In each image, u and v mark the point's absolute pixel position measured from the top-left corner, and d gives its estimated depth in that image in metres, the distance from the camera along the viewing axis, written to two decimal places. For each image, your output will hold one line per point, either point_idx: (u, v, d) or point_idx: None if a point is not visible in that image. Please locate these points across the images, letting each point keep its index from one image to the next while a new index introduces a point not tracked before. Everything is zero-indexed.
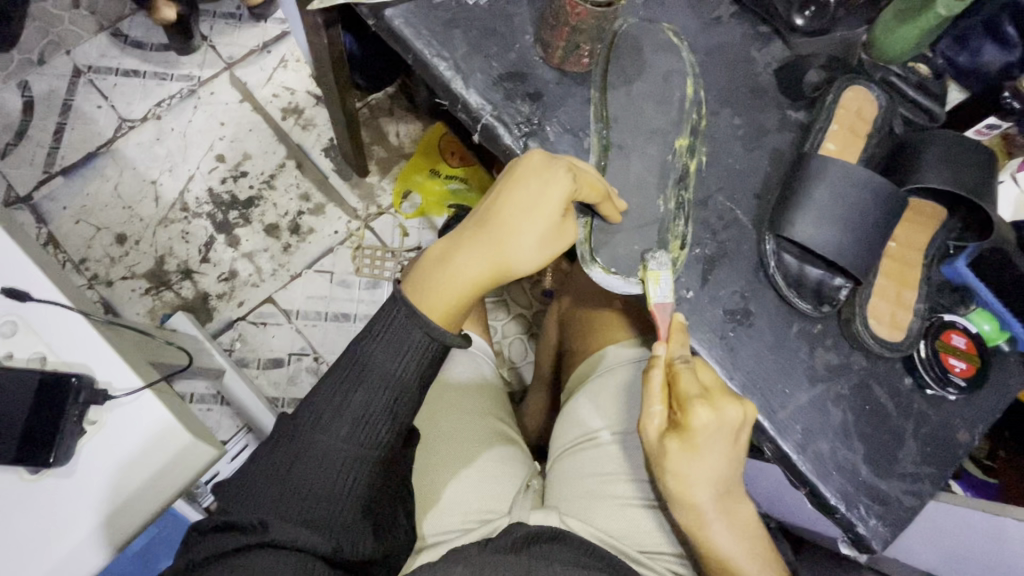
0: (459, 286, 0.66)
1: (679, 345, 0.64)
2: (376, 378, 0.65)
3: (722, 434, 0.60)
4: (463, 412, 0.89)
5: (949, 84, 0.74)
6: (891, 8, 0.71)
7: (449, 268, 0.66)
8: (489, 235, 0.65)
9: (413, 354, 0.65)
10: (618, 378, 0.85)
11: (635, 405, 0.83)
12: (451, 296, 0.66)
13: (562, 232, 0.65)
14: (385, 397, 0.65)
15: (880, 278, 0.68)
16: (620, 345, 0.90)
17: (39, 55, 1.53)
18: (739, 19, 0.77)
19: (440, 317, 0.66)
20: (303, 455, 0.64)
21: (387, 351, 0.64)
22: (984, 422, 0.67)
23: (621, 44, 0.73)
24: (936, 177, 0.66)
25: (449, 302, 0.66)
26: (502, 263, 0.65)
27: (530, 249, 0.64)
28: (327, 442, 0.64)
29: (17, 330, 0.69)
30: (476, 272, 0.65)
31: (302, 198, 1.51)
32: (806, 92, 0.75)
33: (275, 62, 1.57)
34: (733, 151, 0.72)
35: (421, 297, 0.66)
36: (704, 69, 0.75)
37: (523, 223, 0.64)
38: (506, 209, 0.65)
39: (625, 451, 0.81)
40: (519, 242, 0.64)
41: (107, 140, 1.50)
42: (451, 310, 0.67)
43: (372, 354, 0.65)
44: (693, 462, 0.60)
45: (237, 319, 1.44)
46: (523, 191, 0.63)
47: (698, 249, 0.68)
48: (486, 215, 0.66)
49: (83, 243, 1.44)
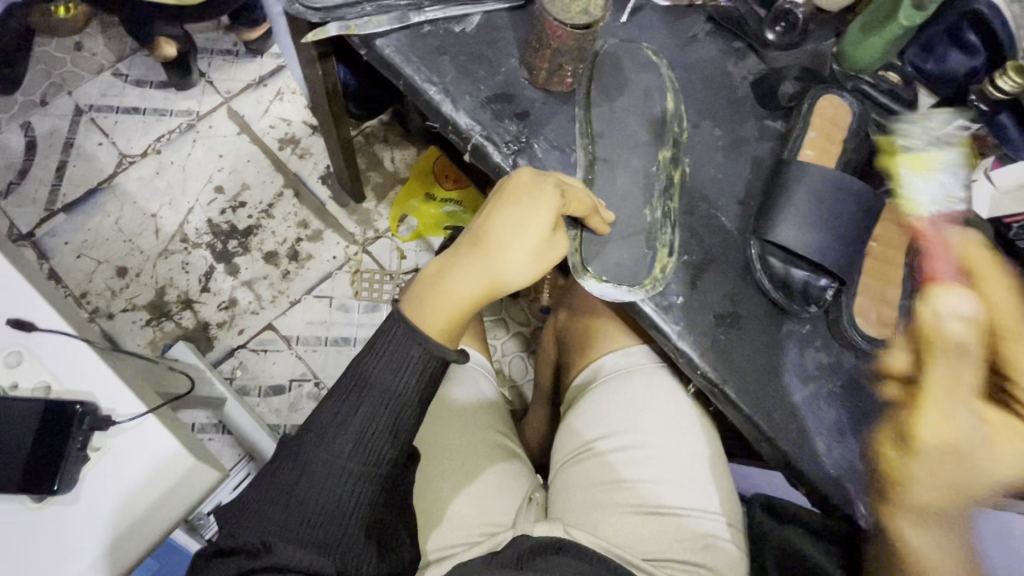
0: (455, 302, 0.67)
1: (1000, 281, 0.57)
2: (378, 395, 0.65)
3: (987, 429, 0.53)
4: (465, 428, 0.90)
5: (919, 90, 0.78)
6: (857, 22, 0.76)
7: (445, 285, 0.67)
8: (484, 252, 0.67)
9: (413, 370, 0.66)
10: (616, 388, 0.87)
11: (632, 413, 0.84)
12: (448, 311, 0.67)
13: (556, 245, 0.67)
14: (388, 414, 0.65)
15: (863, 277, 0.69)
16: (616, 353, 0.91)
17: (41, 96, 1.57)
18: (714, 36, 0.80)
19: (439, 332, 0.67)
20: (306, 475, 0.64)
21: (387, 369, 0.65)
22: None
23: (603, 64, 0.76)
24: (912, 177, 0.68)
25: (447, 318, 0.67)
26: (498, 277, 0.66)
27: (523, 264, 0.66)
28: (331, 461, 0.65)
29: (22, 360, 0.70)
30: (472, 287, 0.67)
31: (301, 225, 1.53)
32: (782, 102, 0.78)
33: (271, 95, 1.62)
34: (716, 161, 0.75)
35: (418, 314, 0.67)
36: (683, 84, 0.78)
37: (515, 238, 0.65)
38: (498, 226, 0.66)
39: (625, 460, 0.82)
40: (512, 257, 0.65)
41: (108, 176, 1.53)
42: (447, 326, 0.68)
43: (372, 372, 0.65)
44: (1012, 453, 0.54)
45: (238, 347, 1.45)
46: (513, 209, 0.65)
47: (686, 256, 0.70)
48: (480, 231, 0.67)
49: (84, 277, 1.46)
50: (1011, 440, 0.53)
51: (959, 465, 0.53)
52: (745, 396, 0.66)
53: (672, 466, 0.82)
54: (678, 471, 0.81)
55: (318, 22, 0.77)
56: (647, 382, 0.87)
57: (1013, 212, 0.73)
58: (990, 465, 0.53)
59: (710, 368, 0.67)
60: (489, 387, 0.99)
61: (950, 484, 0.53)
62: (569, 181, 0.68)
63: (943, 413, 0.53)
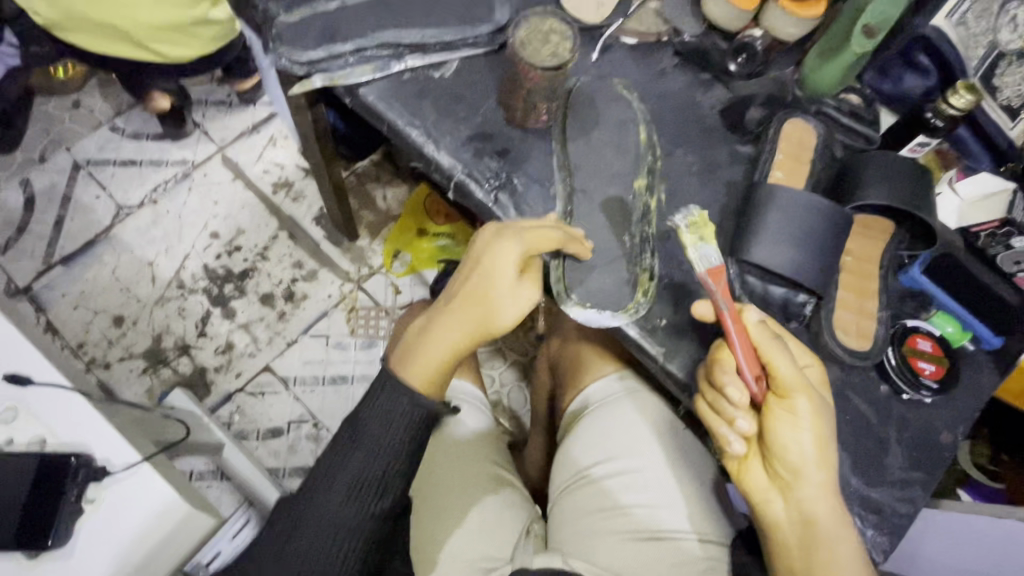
0: (438, 354, 0.68)
1: (751, 310, 0.64)
2: (368, 449, 0.66)
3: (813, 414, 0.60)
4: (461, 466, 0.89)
5: (880, 111, 0.83)
6: (815, 49, 0.81)
7: (429, 339, 0.69)
8: (465, 300, 0.69)
9: (402, 424, 0.67)
10: (603, 415, 0.88)
11: (626, 437, 0.85)
12: (436, 364, 0.69)
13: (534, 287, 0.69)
14: (377, 468, 0.66)
15: (841, 291, 0.70)
16: (608, 378, 0.92)
17: (41, 154, 1.62)
18: (682, 69, 0.85)
19: (430, 386, 0.69)
20: (297, 532, 0.65)
21: (376, 422, 0.67)
22: (966, 422, 0.68)
23: (577, 100, 0.80)
24: (877, 193, 0.71)
25: (436, 369, 0.69)
26: (483, 325, 0.68)
27: (506, 308, 0.68)
28: (325, 517, 0.65)
29: (18, 416, 0.70)
30: (456, 337, 0.68)
31: (296, 266, 1.56)
32: (750, 127, 0.81)
33: (264, 142, 1.67)
34: (691, 186, 0.78)
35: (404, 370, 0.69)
36: (654, 115, 0.82)
37: (493, 284, 0.67)
38: (476, 275, 0.69)
39: (621, 485, 0.82)
40: (493, 303, 0.68)
41: (106, 227, 1.56)
42: (436, 378, 0.69)
43: (362, 425, 0.67)
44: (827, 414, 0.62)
45: (236, 391, 1.46)
46: (488, 256, 0.68)
47: (666, 280, 0.73)
48: (461, 283, 0.70)
49: (82, 327, 1.48)
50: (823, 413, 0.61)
51: (818, 437, 0.60)
52: None
53: (670, 487, 0.82)
54: (671, 495, 0.81)
55: (304, 74, 0.82)
56: (639, 405, 0.87)
57: (982, 222, 0.74)
58: (814, 441, 0.60)
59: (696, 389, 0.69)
60: (485, 418, 0.98)
61: (817, 450, 0.60)
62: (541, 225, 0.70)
63: (783, 419, 0.60)
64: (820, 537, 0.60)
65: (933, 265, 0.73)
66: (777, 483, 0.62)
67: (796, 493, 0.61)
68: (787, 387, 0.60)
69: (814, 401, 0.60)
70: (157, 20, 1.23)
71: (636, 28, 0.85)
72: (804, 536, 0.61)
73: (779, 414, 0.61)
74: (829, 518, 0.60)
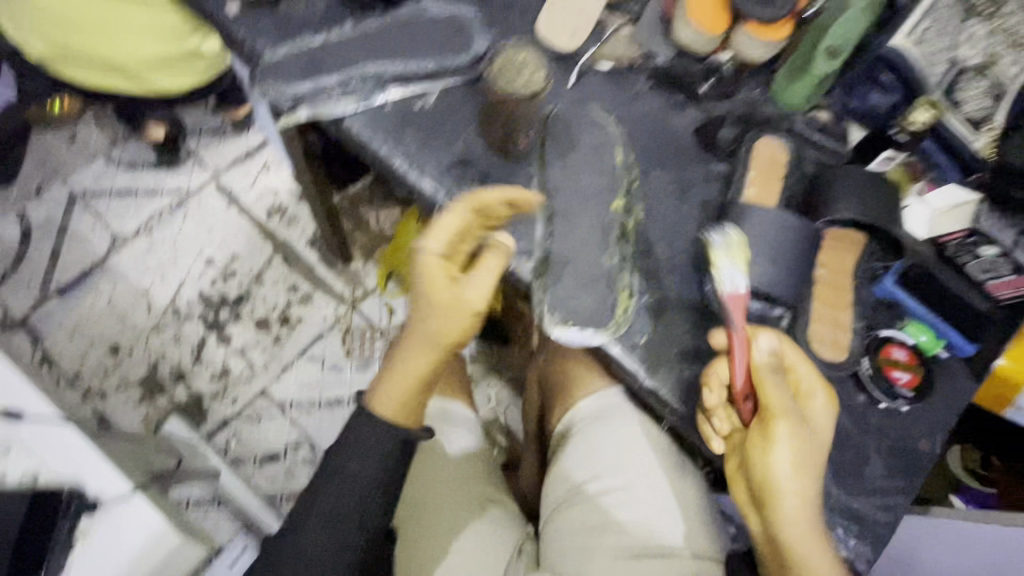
0: (409, 377, 0.72)
1: (762, 336, 0.67)
2: (348, 479, 0.72)
3: (794, 442, 0.63)
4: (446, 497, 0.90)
5: (850, 125, 0.86)
6: (782, 71, 0.84)
7: (395, 367, 0.72)
8: (422, 305, 0.70)
9: (379, 455, 0.72)
10: (595, 433, 0.89)
11: (619, 454, 0.86)
12: (405, 384, 0.72)
13: (482, 281, 0.69)
14: (357, 497, 0.72)
15: (816, 303, 0.72)
16: (596, 395, 0.93)
17: (37, 186, 1.64)
18: (656, 92, 0.87)
19: (401, 415, 0.73)
20: (287, 558, 0.71)
21: (354, 455, 0.72)
22: (943, 429, 0.69)
23: (554, 126, 0.81)
24: (847, 209, 0.73)
25: (404, 395, 0.72)
26: (440, 335, 0.70)
27: (470, 294, 0.69)
28: (313, 556, 0.71)
29: (10, 450, 0.71)
30: (423, 345, 0.71)
31: (290, 290, 1.57)
32: (724, 146, 0.83)
33: (257, 168, 1.69)
34: (668, 206, 0.80)
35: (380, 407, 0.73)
36: (631, 136, 0.84)
37: (446, 285, 0.69)
38: (428, 276, 0.69)
39: (615, 502, 0.82)
40: (452, 296, 0.68)
41: (101, 257, 1.58)
42: (409, 400, 0.73)
43: (342, 457, 0.72)
44: (815, 444, 0.64)
45: (232, 416, 1.47)
46: (432, 254, 0.69)
47: (646, 297, 0.75)
48: (415, 292, 0.71)
49: (79, 357, 1.49)
50: (807, 442, 0.63)
51: (799, 459, 0.63)
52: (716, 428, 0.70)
53: (666, 503, 0.82)
54: (661, 512, 0.81)
55: (289, 108, 0.84)
56: (629, 423, 0.88)
57: (948, 231, 0.76)
58: (790, 469, 0.62)
59: (678, 404, 0.71)
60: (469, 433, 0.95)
61: (796, 479, 0.62)
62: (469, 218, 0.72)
63: (760, 443, 0.64)
64: (791, 558, 0.63)
65: (905, 275, 0.75)
66: (756, 502, 0.67)
67: (769, 514, 0.64)
68: (770, 413, 0.64)
69: (797, 425, 0.63)
70: (149, 54, 1.26)
71: (611, 54, 0.89)
72: (779, 556, 0.65)
73: (759, 439, 0.65)
74: (803, 539, 0.62)
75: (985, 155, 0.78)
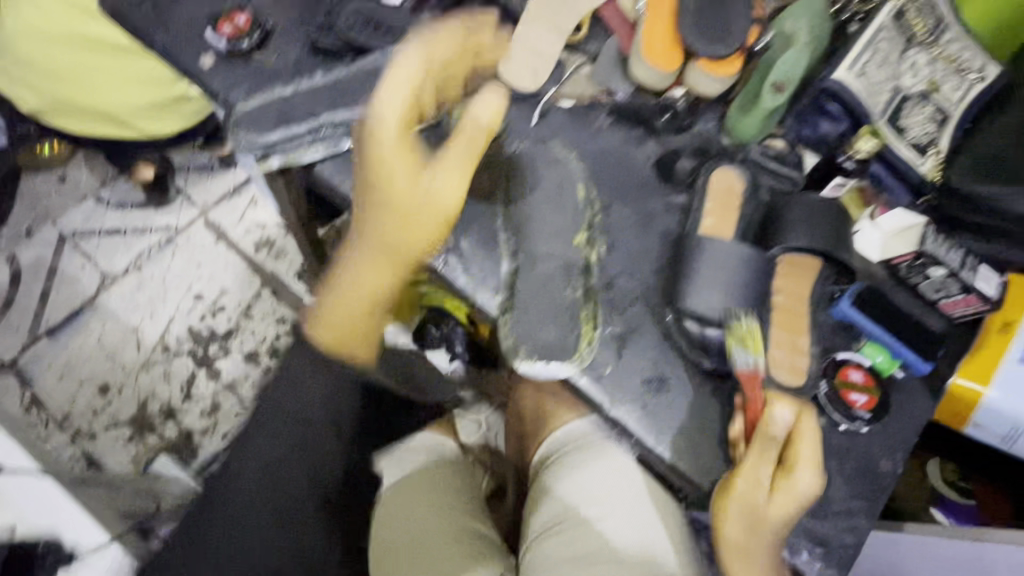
0: (359, 300, 0.78)
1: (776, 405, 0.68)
2: (283, 413, 0.99)
3: (751, 490, 0.66)
4: (410, 504, 0.93)
5: (804, 154, 0.87)
6: (733, 107, 0.88)
7: (345, 288, 0.78)
8: (382, 201, 0.73)
9: (305, 384, 1.01)
10: (589, 462, 0.89)
11: (609, 483, 0.85)
12: (352, 307, 0.78)
13: (445, 179, 0.73)
14: (290, 426, 0.98)
15: (773, 329, 0.74)
16: (564, 430, 0.96)
17: (27, 228, 1.66)
18: (616, 127, 0.91)
19: (346, 341, 0.82)
20: (226, 485, 0.94)
21: (287, 388, 1.01)
22: (903, 449, 0.71)
23: (518, 163, 0.84)
24: (799, 236, 0.76)
25: (353, 320, 0.80)
26: (395, 247, 0.75)
27: (440, 186, 0.73)
28: (245, 476, 0.94)
29: None
30: (376, 254, 0.76)
31: (279, 322, 1.59)
32: (682, 177, 0.86)
33: (245, 203, 1.70)
34: (630, 238, 0.83)
35: (322, 329, 0.81)
36: (592, 172, 0.87)
37: (401, 162, 0.72)
38: (385, 162, 0.72)
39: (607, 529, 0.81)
40: (419, 183, 0.73)
41: (90, 296, 1.60)
42: (355, 323, 0.80)
43: (281, 399, 1.01)
44: (780, 506, 0.65)
45: (222, 452, 1.47)
46: (387, 95, 0.71)
47: (609, 329, 0.77)
48: (367, 172, 0.74)
49: (69, 398, 1.50)
50: (768, 498, 0.66)
51: (747, 524, 0.65)
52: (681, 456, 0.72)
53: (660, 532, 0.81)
54: (648, 536, 0.80)
55: (260, 156, 0.88)
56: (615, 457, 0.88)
57: (899, 253, 0.77)
58: (739, 516, 0.65)
59: (643, 433, 0.73)
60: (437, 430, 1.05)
61: (743, 529, 0.65)
62: (434, 46, 0.76)
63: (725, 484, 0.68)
64: None
65: (861, 298, 0.77)
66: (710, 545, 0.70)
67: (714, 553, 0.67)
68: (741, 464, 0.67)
69: (751, 492, 0.66)
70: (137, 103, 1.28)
71: (571, 93, 0.92)
72: None
73: (725, 483, 0.68)
74: None
75: (929, 178, 0.83)
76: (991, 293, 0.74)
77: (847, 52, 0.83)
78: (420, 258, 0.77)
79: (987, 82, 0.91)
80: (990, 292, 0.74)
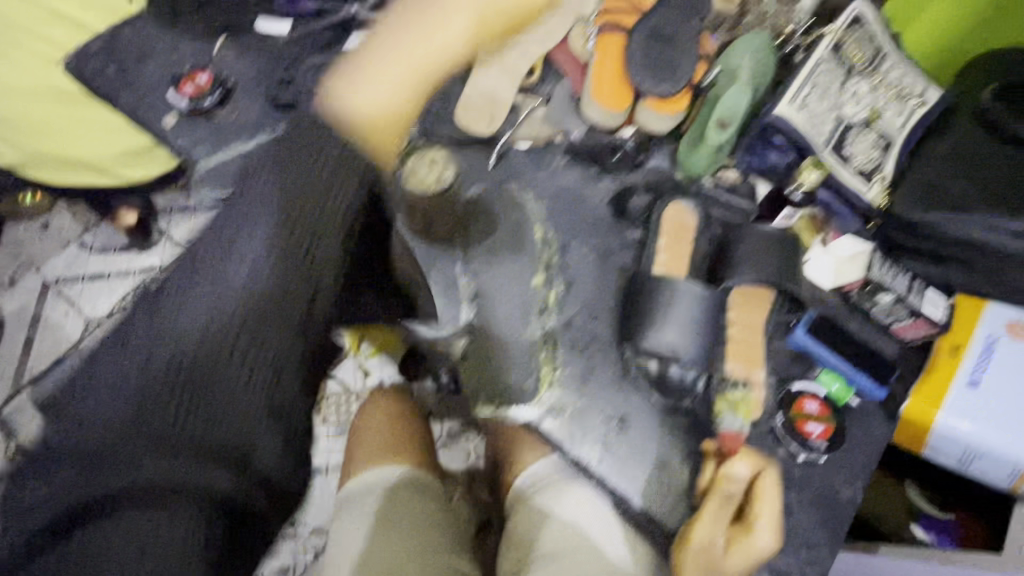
0: (387, 87, 0.68)
1: (738, 463, 0.68)
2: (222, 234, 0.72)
3: (713, 537, 0.63)
4: (366, 529, 0.85)
5: (756, 183, 0.91)
6: (684, 143, 0.91)
7: (371, 71, 0.67)
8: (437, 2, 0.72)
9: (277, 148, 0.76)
10: (564, 490, 0.75)
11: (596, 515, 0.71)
12: (396, 118, 0.69)
13: (463, 26, 0.73)
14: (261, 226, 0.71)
15: (730, 362, 0.75)
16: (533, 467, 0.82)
17: (11, 278, 1.60)
18: (572, 166, 0.93)
19: (383, 131, 0.69)
20: (118, 354, 0.68)
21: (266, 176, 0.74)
22: (862, 475, 0.73)
23: (471, 206, 0.83)
24: (751, 270, 0.78)
25: (405, 102, 0.69)
26: (427, 70, 0.70)
27: (460, 28, 0.73)
28: (137, 361, 0.66)
29: None
30: (434, 62, 0.71)
31: None
32: (636, 213, 0.89)
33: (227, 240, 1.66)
34: (589, 275, 0.85)
35: (360, 120, 0.69)
36: (551, 211, 0.90)
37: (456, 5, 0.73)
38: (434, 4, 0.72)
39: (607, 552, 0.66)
40: (455, 17, 0.72)
41: (72, 344, 1.55)
42: (396, 137, 0.70)
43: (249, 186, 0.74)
44: (741, 559, 0.62)
45: None
46: None
47: (569, 368, 0.79)
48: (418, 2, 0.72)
49: None
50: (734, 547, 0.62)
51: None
52: (646, 495, 0.73)
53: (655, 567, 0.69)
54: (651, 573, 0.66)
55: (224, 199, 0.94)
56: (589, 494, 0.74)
57: (849, 280, 0.81)
58: (698, 559, 0.61)
59: (607, 473, 0.74)
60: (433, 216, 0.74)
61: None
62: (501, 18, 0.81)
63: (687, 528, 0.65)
64: None
65: (815, 325, 0.78)
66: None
67: None
68: (703, 511, 0.65)
69: (705, 540, 0.62)
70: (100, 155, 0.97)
71: (527, 134, 0.95)
72: None
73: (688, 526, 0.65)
74: None
75: (876, 205, 0.86)
76: (939, 317, 0.76)
77: (789, 85, 0.86)
78: (443, 81, 0.73)
79: (927, 107, 0.94)
80: (938, 315, 0.76)
